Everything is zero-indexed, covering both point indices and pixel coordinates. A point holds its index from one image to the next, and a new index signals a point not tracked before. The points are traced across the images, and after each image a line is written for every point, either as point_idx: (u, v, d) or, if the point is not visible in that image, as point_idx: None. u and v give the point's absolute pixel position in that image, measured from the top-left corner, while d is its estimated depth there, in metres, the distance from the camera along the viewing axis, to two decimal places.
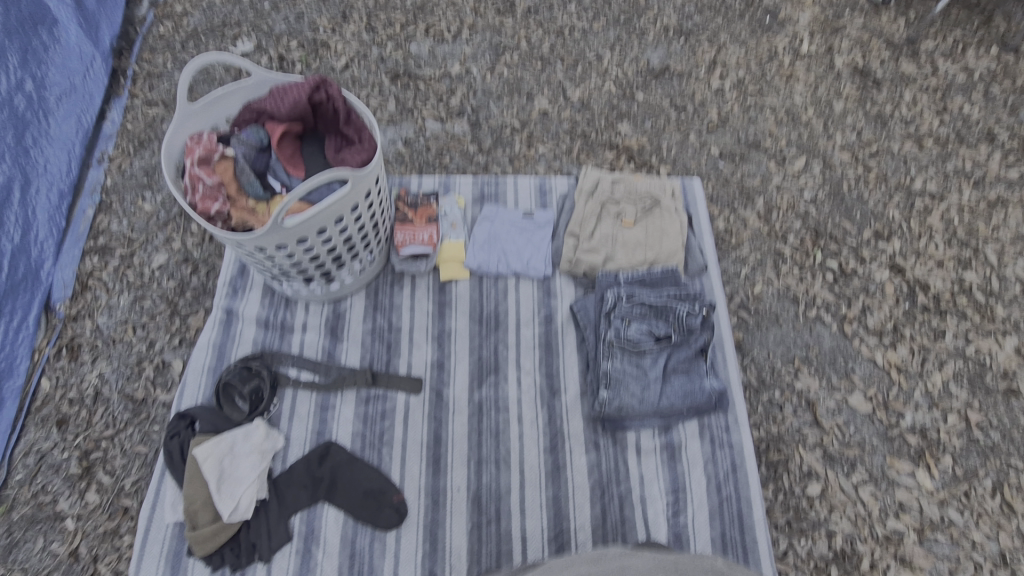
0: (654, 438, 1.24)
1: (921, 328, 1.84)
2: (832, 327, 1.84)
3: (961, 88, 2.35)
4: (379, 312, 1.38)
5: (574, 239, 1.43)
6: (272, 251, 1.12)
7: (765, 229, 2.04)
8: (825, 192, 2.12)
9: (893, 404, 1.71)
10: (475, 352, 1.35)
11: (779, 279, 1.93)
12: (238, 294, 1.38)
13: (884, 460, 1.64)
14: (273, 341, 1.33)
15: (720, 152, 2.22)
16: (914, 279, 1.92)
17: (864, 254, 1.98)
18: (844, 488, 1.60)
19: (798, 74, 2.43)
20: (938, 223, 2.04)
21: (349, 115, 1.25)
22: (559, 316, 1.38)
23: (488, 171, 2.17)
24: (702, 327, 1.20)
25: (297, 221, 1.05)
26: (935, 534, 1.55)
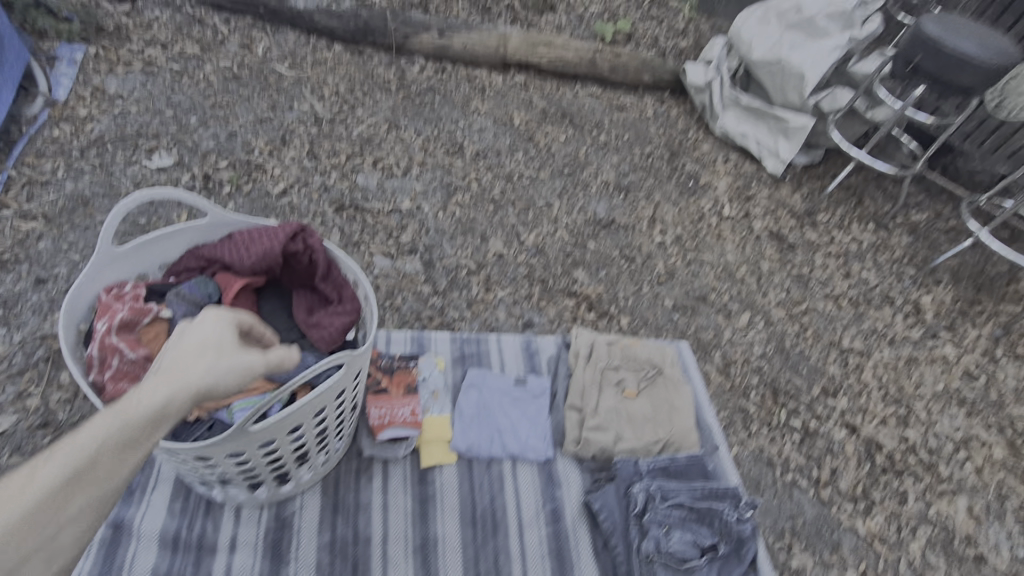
0: None
1: (887, 491, 1.83)
2: (810, 492, 1.78)
3: (856, 256, 2.44)
4: (340, 515, 1.04)
5: (577, 413, 1.24)
6: (218, 459, 0.83)
7: (727, 384, 2.00)
8: (771, 347, 2.14)
9: None
10: (471, 569, 1.04)
11: (751, 440, 1.87)
12: (132, 499, 0.97)
13: None
14: (184, 570, 0.93)
15: (672, 305, 2.17)
16: (868, 438, 1.94)
17: (818, 411, 1.99)
18: None
19: (725, 234, 2.45)
20: (872, 379, 2.09)
21: (330, 269, 1.02)
22: (568, 511, 1.13)
23: (443, 314, 1.90)
24: (753, 533, 1.05)
25: (267, 424, 0.80)
26: None
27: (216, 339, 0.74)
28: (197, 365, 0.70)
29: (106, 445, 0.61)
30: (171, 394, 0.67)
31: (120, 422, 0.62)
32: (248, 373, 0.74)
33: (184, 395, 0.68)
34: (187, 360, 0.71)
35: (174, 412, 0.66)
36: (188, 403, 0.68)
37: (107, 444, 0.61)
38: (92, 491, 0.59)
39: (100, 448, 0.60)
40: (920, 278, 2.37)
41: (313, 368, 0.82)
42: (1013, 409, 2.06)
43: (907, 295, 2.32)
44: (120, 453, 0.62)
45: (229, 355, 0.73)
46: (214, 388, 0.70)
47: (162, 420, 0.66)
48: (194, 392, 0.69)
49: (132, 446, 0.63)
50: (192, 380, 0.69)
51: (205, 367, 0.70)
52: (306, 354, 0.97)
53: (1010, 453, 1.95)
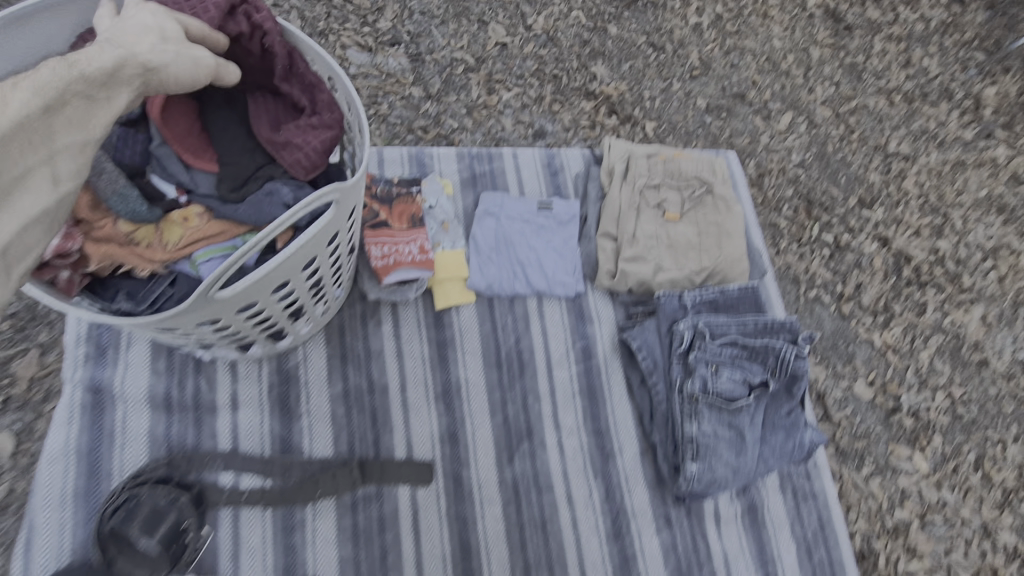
0: (732, 501, 0.99)
1: (907, 303, 1.52)
2: (831, 308, 1.49)
3: (919, 39, 1.85)
4: (349, 363, 0.94)
5: (612, 242, 1.06)
6: (192, 327, 0.70)
7: (756, 198, 1.60)
8: (812, 154, 1.67)
9: (890, 388, 1.42)
10: (499, 411, 0.96)
11: (778, 257, 1.54)
12: (106, 360, 0.87)
13: (887, 447, 1.36)
14: (185, 431, 0.85)
15: (706, 105, 1.68)
16: (898, 251, 1.57)
17: (852, 221, 1.60)
18: (857, 484, 1.32)
19: (773, 13, 1.83)
20: (913, 187, 1.66)
21: (292, 64, 0.74)
22: (600, 348, 1.03)
23: (440, 125, 1.52)
24: (808, 369, 0.95)
25: (238, 289, 0.65)
26: (933, 519, 1.31)
27: (160, 24, 0.60)
28: (145, 38, 0.57)
29: (66, 94, 0.50)
30: (118, 56, 0.55)
31: (71, 76, 0.51)
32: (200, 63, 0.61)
33: (136, 64, 0.56)
34: (130, 32, 0.58)
35: (127, 79, 0.55)
36: (137, 75, 0.56)
37: (68, 91, 0.51)
38: (59, 147, 0.51)
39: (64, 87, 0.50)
40: (988, 63, 1.83)
41: (288, 217, 0.64)
42: None
43: (968, 87, 1.80)
44: (84, 103, 0.52)
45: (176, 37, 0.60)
46: (166, 67, 0.58)
47: (119, 85, 0.55)
48: (148, 66, 0.57)
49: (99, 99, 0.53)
50: (141, 50, 0.56)
51: (151, 42, 0.58)
52: (277, 184, 0.73)
53: None
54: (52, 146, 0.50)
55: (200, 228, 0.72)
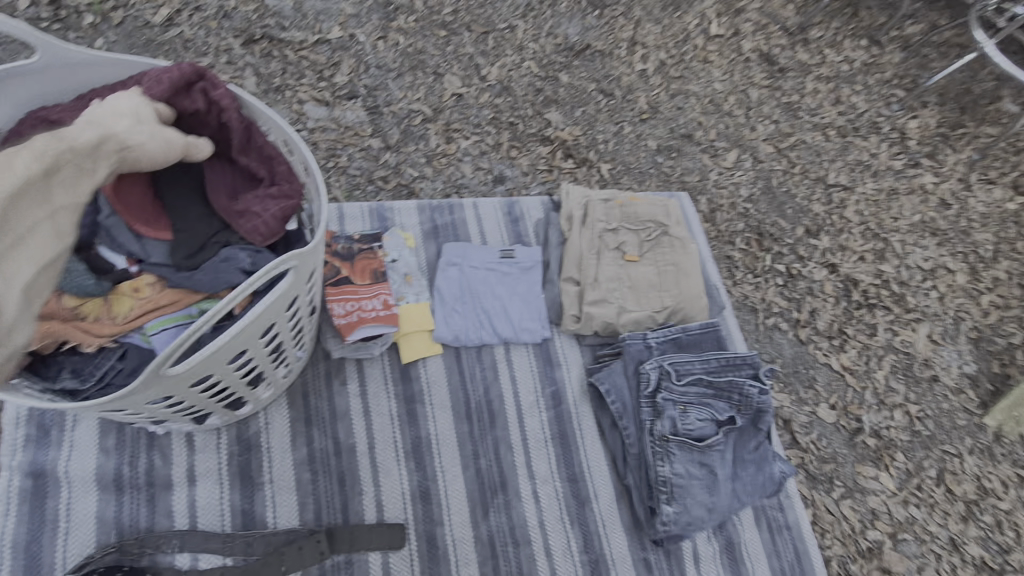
0: (710, 540, 0.98)
1: (858, 325, 1.58)
2: (789, 335, 1.54)
3: (846, 79, 1.99)
4: (315, 425, 0.91)
5: (575, 285, 1.08)
6: (143, 403, 0.68)
7: (710, 233, 1.65)
8: (759, 188, 1.76)
9: (851, 408, 1.46)
10: (471, 464, 0.95)
11: (735, 288, 1.58)
12: (48, 441, 0.81)
13: (854, 468, 1.39)
14: (138, 511, 0.80)
15: (656, 146, 1.76)
16: (846, 276, 1.65)
17: (801, 250, 1.68)
18: (829, 507, 1.34)
19: (712, 58, 1.95)
20: (853, 215, 1.76)
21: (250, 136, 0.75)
22: (569, 393, 1.03)
23: (400, 174, 1.53)
24: (772, 403, 0.98)
25: (191, 365, 0.64)
26: (904, 536, 1.34)
27: (137, 107, 0.64)
28: (120, 117, 0.62)
29: (58, 164, 0.59)
30: (99, 133, 0.61)
31: (60, 146, 0.59)
32: (173, 140, 0.65)
33: (111, 141, 0.61)
34: (110, 111, 0.63)
35: (106, 154, 0.61)
36: (114, 150, 0.62)
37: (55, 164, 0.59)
38: (57, 208, 0.60)
39: (45, 166, 0.58)
40: (908, 99, 1.98)
41: (247, 289, 0.64)
42: (980, 237, 1.77)
43: (893, 120, 1.93)
44: (73, 176, 0.60)
45: (152, 118, 0.64)
46: (141, 146, 0.63)
47: (98, 157, 0.61)
48: (121, 142, 0.62)
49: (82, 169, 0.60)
50: (117, 127, 0.62)
51: (128, 122, 0.63)
52: (234, 250, 0.71)
53: (972, 278, 1.69)
54: (52, 205, 0.60)
55: (155, 296, 0.70)
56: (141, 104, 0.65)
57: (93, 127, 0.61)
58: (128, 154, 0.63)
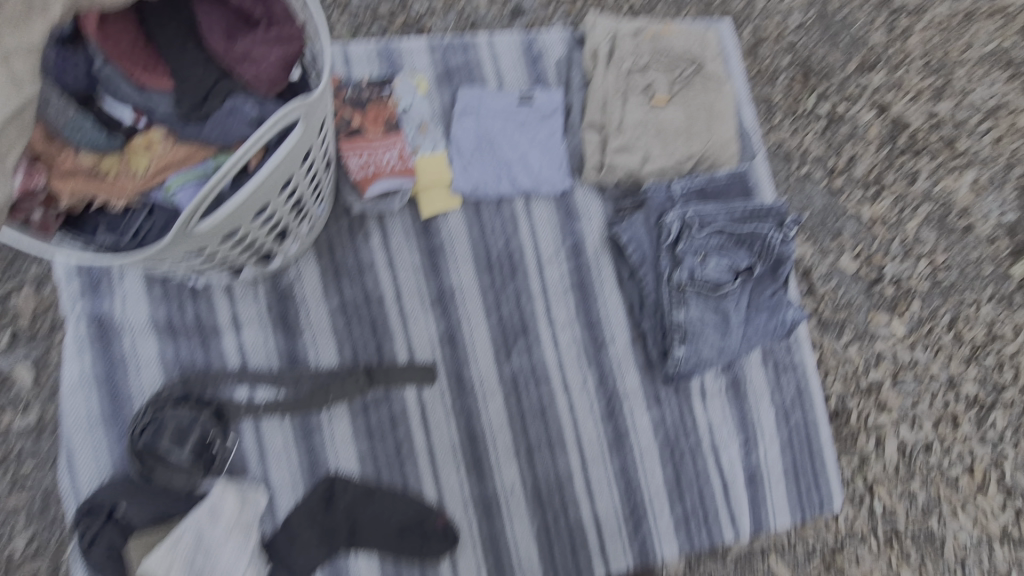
0: (717, 378, 1.06)
1: (899, 173, 1.49)
2: (822, 184, 1.48)
3: None
4: (344, 277, 0.95)
5: (598, 131, 1.02)
6: (179, 257, 0.71)
7: (750, 71, 1.50)
8: (813, 13, 1.53)
9: (874, 259, 1.45)
10: (493, 312, 1.00)
11: (770, 135, 1.48)
12: (103, 293, 0.88)
13: (867, 315, 1.42)
14: (194, 353, 0.89)
15: None
16: (897, 117, 1.51)
17: (851, 89, 1.51)
18: (835, 351, 1.41)
19: None
20: (919, 42, 1.54)
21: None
22: (589, 244, 1.04)
23: (408, 10, 1.37)
24: (794, 252, 0.97)
25: (215, 220, 0.66)
26: (904, 376, 1.41)
27: None
28: None
29: None
30: None
31: None
32: None
33: None
34: None
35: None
36: None
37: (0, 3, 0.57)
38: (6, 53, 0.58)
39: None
40: None
41: (257, 138, 0.62)
42: None
43: None
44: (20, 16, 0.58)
45: None
46: None
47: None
48: None
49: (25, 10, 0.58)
50: None
51: None
52: (238, 101, 0.69)
53: None
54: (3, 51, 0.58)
55: (167, 152, 0.69)
56: None
57: None
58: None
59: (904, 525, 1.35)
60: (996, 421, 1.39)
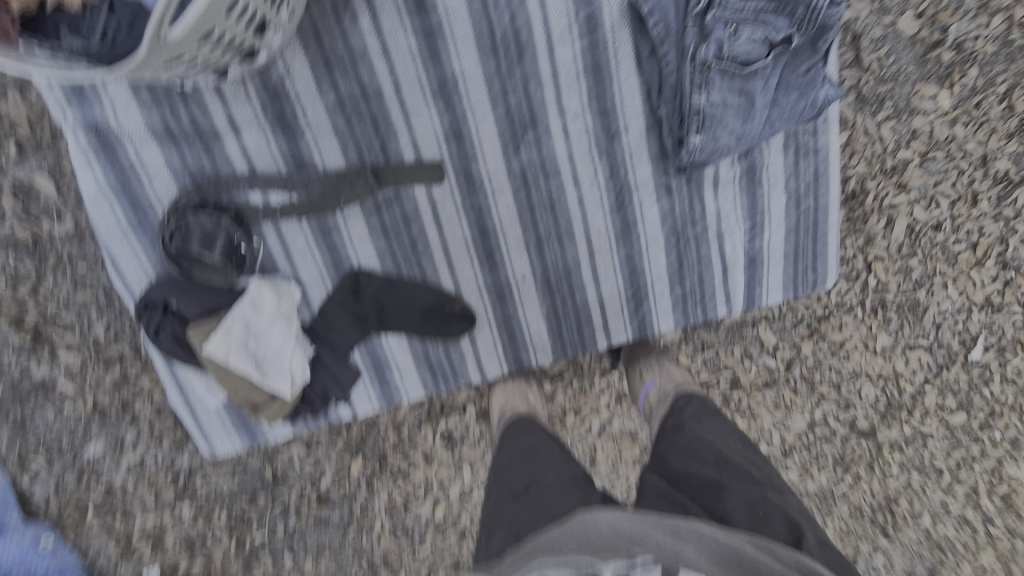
0: (733, 166, 1.03)
1: None
2: None
3: None
4: (336, 70, 0.87)
5: None
6: (161, 66, 0.66)
7: None
8: None
9: (940, 18, 1.24)
10: (500, 102, 0.93)
11: None
12: (88, 99, 0.83)
13: (913, 86, 1.27)
14: (200, 160, 0.88)
15: None
16: None
17: None
18: (867, 130, 1.30)
19: None
20: None
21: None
22: (607, 17, 0.90)
23: None
24: (841, 18, 0.86)
25: (188, 25, 0.61)
26: (934, 156, 1.30)
27: None
28: None
29: None
30: None
31: None
32: None
33: None
34: None
35: None
36: None
37: None
38: None
39: None
40: None
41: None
42: None
43: None
44: None
45: None
46: None
47: None
48: None
49: None
50: None
51: None
52: None
53: None
54: None
55: None
56: None
57: None
58: None
59: (892, 297, 1.37)
60: (1019, 199, 1.31)
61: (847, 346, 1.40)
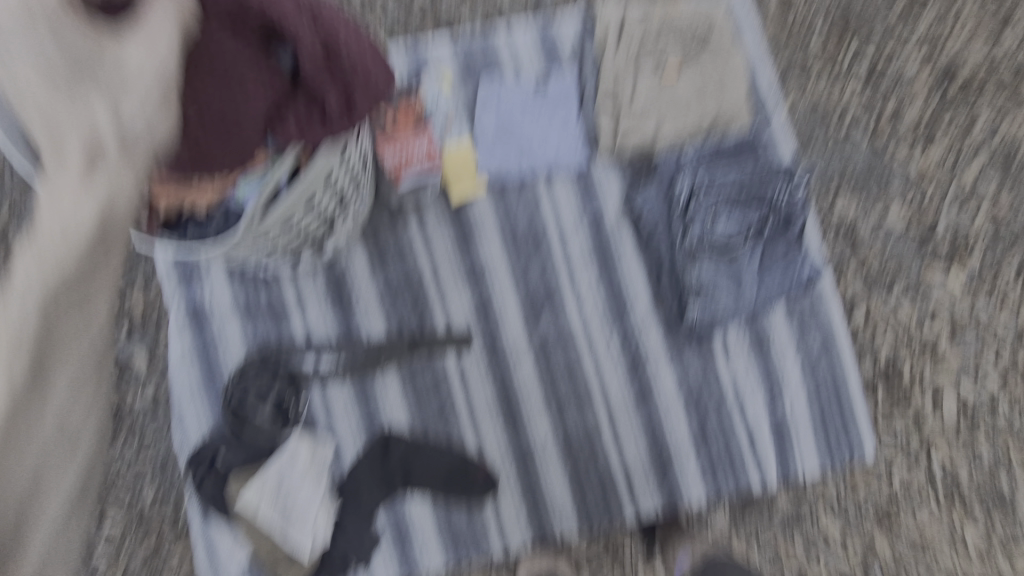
0: (740, 334, 1.11)
1: None
2: None
3: None
4: (387, 259, 1.08)
5: (610, 106, 1.08)
6: (246, 246, 0.85)
7: None
8: None
9: None
10: (522, 285, 1.10)
11: None
12: (194, 284, 1.05)
13: (926, 269, 1.30)
14: (269, 331, 1.05)
15: None
16: None
17: None
18: (888, 309, 1.33)
19: None
20: None
21: (316, 19, 0.65)
22: (609, 216, 1.10)
23: None
24: (803, 208, 1.04)
25: (277, 213, 0.81)
26: None
27: (131, 111, 0.56)
28: (124, 98, 0.55)
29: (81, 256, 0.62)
30: (91, 204, 0.58)
31: (65, 242, 0.59)
32: (170, 90, 0.59)
33: (95, 209, 0.58)
34: (68, 105, 0.54)
35: (91, 239, 0.61)
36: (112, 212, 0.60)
37: (81, 239, 0.60)
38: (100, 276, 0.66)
39: (77, 241, 0.59)
40: None
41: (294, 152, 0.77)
42: None
43: None
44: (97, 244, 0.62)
45: (137, 58, 0.55)
46: (128, 167, 0.58)
47: (104, 219, 0.60)
48: (115, 176, 0.58)
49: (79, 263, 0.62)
50: (109, 166, 0.57)
51: (105, 115, 0.55)
52: None
53: None
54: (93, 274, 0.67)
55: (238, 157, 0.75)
56: (93, 79, 0.54)
57: (84, 190, 0.57)
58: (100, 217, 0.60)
59: (968, 486, 1.26)
60: None
61: (929, 542, 1.27)
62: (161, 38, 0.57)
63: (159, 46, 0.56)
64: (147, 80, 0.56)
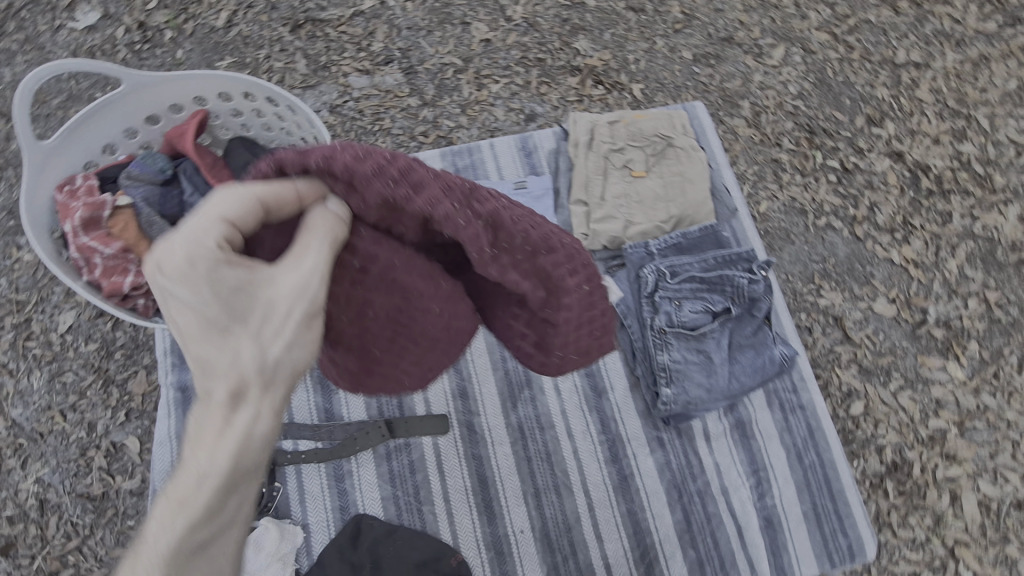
0: (720, 420, 1.10)
1: (928, 215, 1.49)
2: (844, 233, 1.47)
3: None
4: None
5: (583, 206, 1.19)
6: None
7: (754, 137, 1.56)
8: (810, 82, 1.62)
9: (915, 301, 1.41)
10: (501, 369, 1.13)
11: (783, 191, 1.51)
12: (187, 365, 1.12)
13: (916, 360, 1.36)
14: None
15: (693, 56, 1.64)
16: (915, 164, 1.53)
17: (863, 143, 1.55)
18: (884, 399, 1.32)
19: None
20: (927, 96, 1.61)
21: (471, 195, 0.60)
22: None
23: (439, 128, 1.54)
24: (765, 291, 1.05)
25: None
26: (973, 424, 1.31)
27: (272, 342, 0.56)
28: (269, 320, 0.55)
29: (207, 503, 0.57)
30: (235, 443, 0.56)
31: (195, 485, 0.57)
32: (312, 312, 0.55)
33: (243, 446, 0.57)
34: (217, 345, 0.55)
35: (241, 471, 0.58)
36: (252, 447, 0.58)
37: (217, 480, 0.57)
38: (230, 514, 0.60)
39: (215, 479, 0.57)
40: None
41: None
42: None
43: None
44: (238, 478, 0.59)
45: (286, 281, 0.54)
46: (275, 388, 0.57)
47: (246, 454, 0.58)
48: (260, 406, 0.57)
49: (205, 506, 0.57)
50: (251, 403, 0.56)
51: (252, 352, 0.55)
52: None
53: None
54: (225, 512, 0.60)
55: None
56: (241, 309, 0.54)
57: (229, 421, 0.56)
58: (237, 451, 0.57)
59: None
60: None
61: None
62: (305, 256, 0.54)
63: (303, 260, 0.54)
64: (297, 297, 0.54)
